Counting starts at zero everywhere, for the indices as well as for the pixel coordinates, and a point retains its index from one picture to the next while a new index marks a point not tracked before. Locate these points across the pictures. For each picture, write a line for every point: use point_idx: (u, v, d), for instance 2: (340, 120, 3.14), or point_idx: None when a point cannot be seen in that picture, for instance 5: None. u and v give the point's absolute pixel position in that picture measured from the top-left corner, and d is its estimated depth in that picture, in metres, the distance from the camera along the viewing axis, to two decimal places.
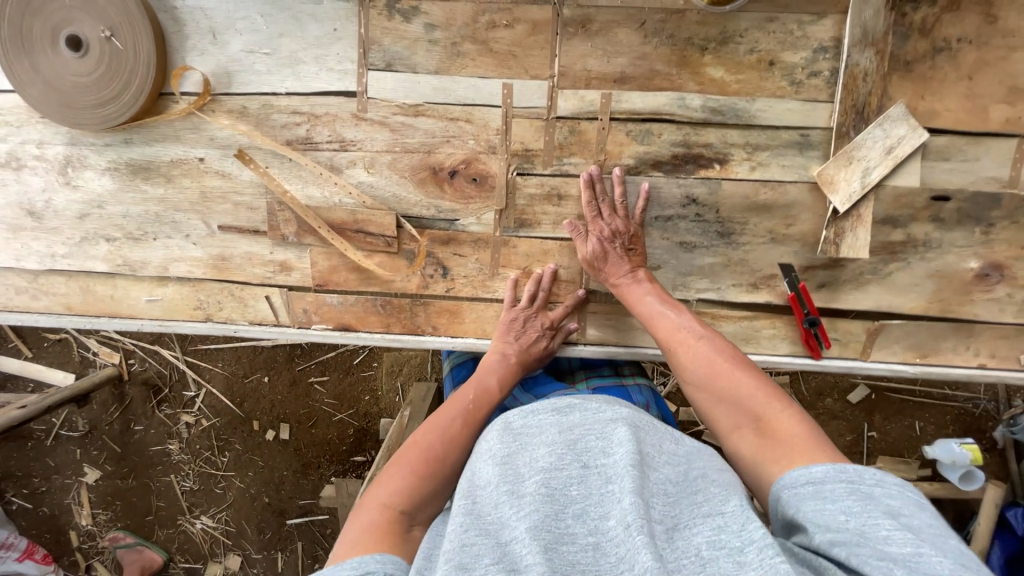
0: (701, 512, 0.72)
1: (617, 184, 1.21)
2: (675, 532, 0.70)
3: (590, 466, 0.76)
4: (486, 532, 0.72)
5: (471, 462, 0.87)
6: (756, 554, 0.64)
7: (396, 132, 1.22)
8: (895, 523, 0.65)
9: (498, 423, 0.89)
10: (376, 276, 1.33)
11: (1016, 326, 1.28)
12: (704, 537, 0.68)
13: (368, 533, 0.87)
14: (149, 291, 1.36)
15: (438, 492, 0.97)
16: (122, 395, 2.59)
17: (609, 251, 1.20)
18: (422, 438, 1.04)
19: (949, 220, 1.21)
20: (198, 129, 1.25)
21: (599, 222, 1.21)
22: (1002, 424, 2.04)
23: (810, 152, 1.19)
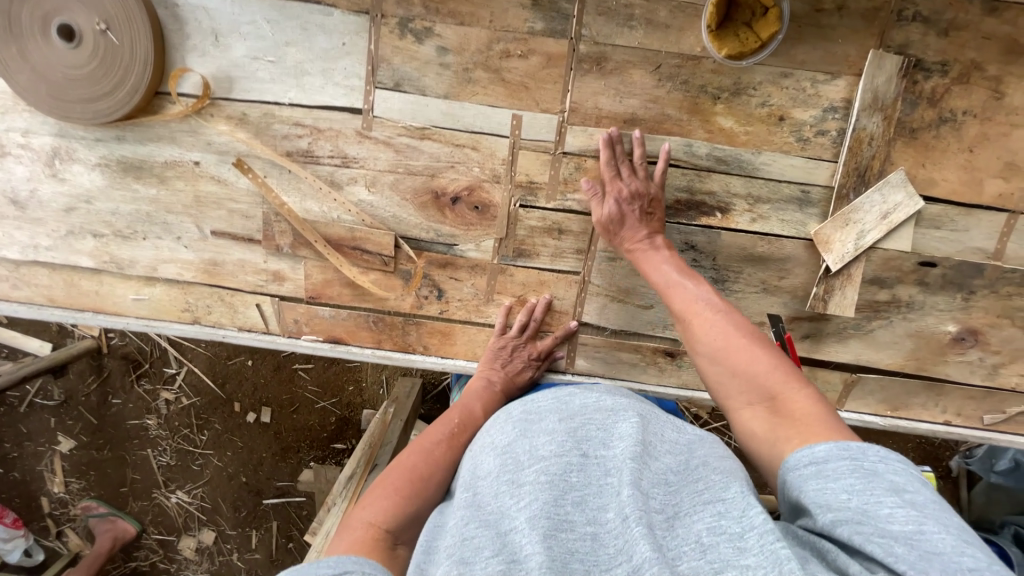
0: (702, 499, 0.76)
1: (637, 145, 1.16)
2: (677, 520, 0.74)
3: (587, 457, 0.83)
4: (487, 523, 0.77)
5: (477, 456, 0.95)
6: (757, 540, 0.67)
7: (400, 153, 1.20)
8: (899, 500, 0.66)
9: (504, 421, 0.99)
10: (370, 292, 1.32)
11: (983, 388, 1.34)
12: (705, 525, 0.72)
13: (352, 549, 0.84)
14: (136, 290, 1.34)
15: (422, 509, 0.97)
16: (101, 368, 2.56)
17: (626, 214, 1.15)
18: (406, 460, 1.04)
19: (934, 284, 1.25)
20: (195, 132, 1.21)
21: (618, 183, 1.16)
22: (960, 454, 2.19)
23: (810, 209, 1.21)
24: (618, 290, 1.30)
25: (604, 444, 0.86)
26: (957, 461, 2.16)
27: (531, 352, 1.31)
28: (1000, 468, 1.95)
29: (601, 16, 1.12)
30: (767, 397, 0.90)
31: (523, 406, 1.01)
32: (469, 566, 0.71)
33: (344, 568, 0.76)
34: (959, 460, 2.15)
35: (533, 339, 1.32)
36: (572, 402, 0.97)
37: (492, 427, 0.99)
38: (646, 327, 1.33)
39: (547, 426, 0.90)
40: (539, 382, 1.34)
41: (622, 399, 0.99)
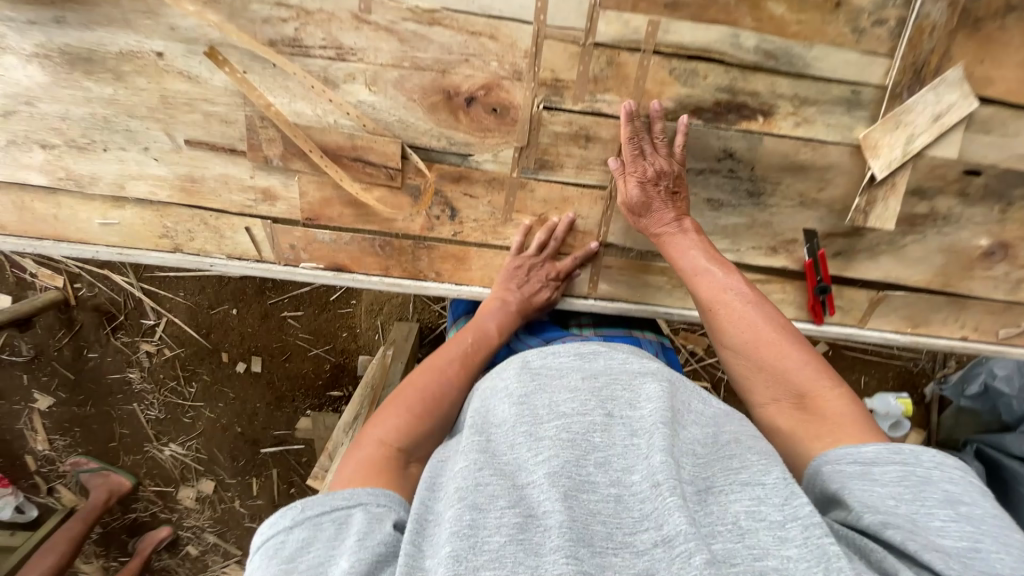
0: (738, 480, 0.69)
1: (654, 121, 1.08)
2: (710, 496, 0.68)
3: (614, 416, 0.74)
4: (501, 472, 0.70)
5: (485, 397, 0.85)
6: (801, 530, 0.62)
7: (405, 43, 1.03)
8: (953, 512, 0.64)
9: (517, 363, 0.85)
10: (375, 212, 1.18)
11: (1004, 302, 1.34)
12: (741, 507, 0.66)
13: (364, 469, 0.80)
14: (103, 213, 1.17)
15: (438, 430, 0.92)
16: (70, 321, 2.38)
17: (648, 194, 1.10)
18: (419, 380, 0.97)
19: (975, 195, 1.20)
20: (153, 13, 1.00)
21: (640, 162, 1.09)
22: (936, 381, 2.29)
23: (858, 112, 1.12)
24: None
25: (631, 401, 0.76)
26: (933, 387, 2.26)
27: (549, 273, 1.21)
28: (970, 392, 2.05)
29: None
30: (796, 394, 0.88)
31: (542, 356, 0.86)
32: (482, 515, 0.64)
33: (358, 500, 0.73)
34: (935, 386, 2.25)
35: (553, 260, 1.23)
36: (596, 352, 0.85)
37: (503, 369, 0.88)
38: None
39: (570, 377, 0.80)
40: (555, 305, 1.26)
41: (649, 362, 0.84)
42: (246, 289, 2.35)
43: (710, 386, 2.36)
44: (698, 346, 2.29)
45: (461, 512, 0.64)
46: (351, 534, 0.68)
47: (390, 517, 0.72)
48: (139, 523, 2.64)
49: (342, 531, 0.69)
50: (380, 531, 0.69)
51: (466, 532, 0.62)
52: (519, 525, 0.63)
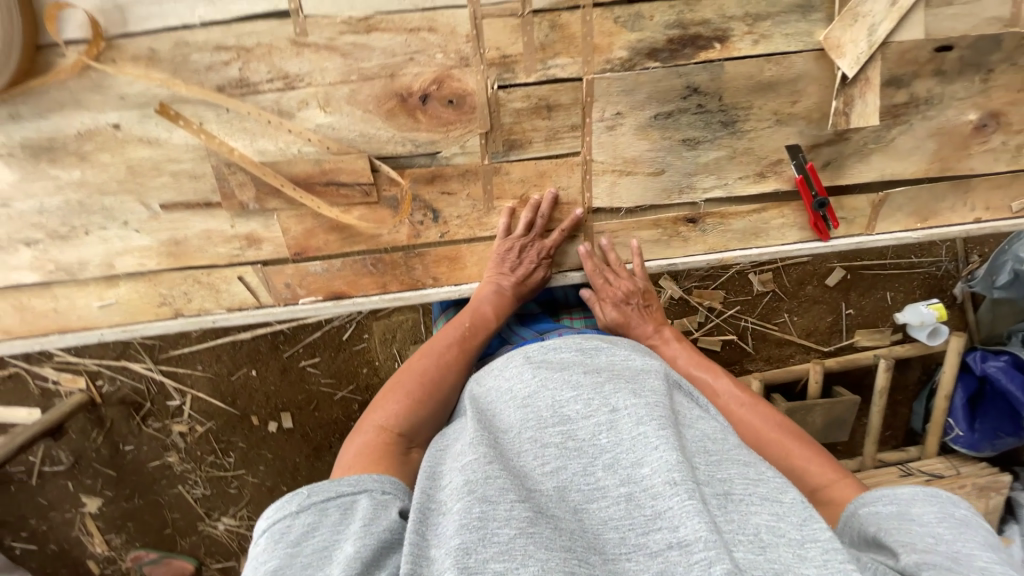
0: (758, 493, 0.78)
1: (608, 253, 1.25)
2: (731, 505, 0.76)
3: (616, 415, 0.82)
4: (511, 472, 0.76)
5: (491, 406, 0.92)
6: (819, 552, 0.69)
7: (349, 57, 1.03)
8: (991, 555, 0.67)
9: (521, 368, 0.96)
10: (359, 231, 1.18)
11: (1010, 173, 1.29)
12: (762, 521, 0.74)
13: (367, 452, 0.86)
14: (99, 295, 1.18)
15: (431, 416, 0.98)
16: (100, 419, 2.41)
17: (624, 313, 1.25)
18: (417, 365, 1.04)
19: (951, 71, 1.16)
20: (101, 87, 1.01)
21: (610, 288, 1.24)
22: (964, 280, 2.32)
23: (813, 15, 1.09)
24: (624, 161, 1.19)
25: (633, 399, 0.85)
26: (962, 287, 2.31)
27: (539, 254, 1.20)
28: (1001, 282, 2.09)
29: None
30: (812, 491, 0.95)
31: (542, 349, 1.01)
32: (493, 508, 0.69)
33: (363, 486, 0.76)
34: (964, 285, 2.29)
35: (542, 238, 1.21)
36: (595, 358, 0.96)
37: (506, 369, 0.97)
38: (663, 197, 1.23)
39: (575, 381, 0.89)
40: (548, 283, 1.26)
41: (652, 362, 0.99)
42: (260, 347, 2.37)
43: (736, 336, 2.50)
44: (714, 301, 2.47)
45: (472, 504, 0.69)
46: (355, 520, 0.70)
47: (395, 504, 0.75)
48: None
49: (348, 516, 0.71)
50: (386, 516, 0.72)
51: (475, 524, 0.67)
52: (529, 518, 0.70)
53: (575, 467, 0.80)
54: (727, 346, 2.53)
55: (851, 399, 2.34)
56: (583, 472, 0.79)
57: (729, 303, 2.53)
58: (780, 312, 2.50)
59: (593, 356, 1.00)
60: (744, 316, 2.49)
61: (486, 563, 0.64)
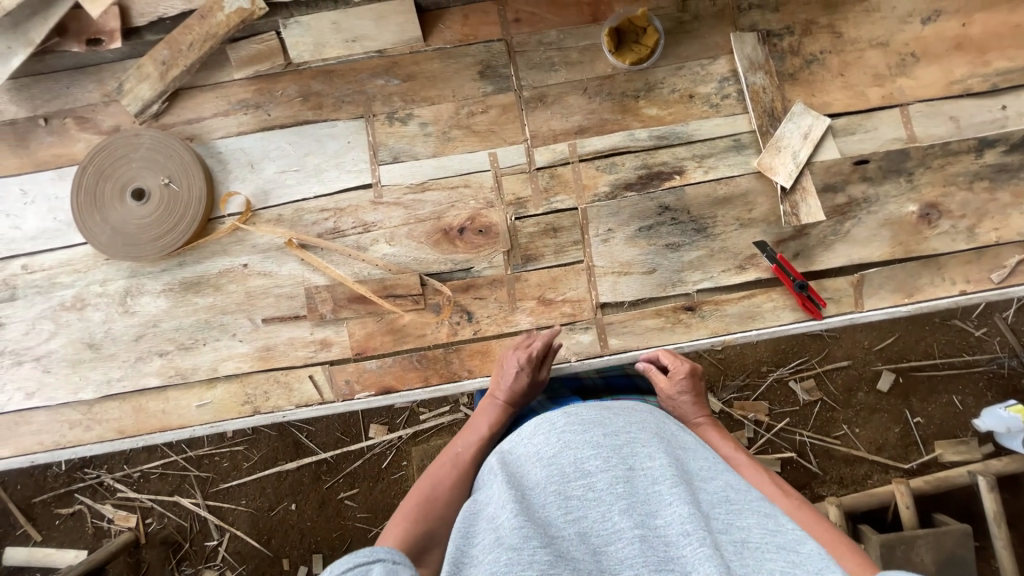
0: (774, 542, 0.81)
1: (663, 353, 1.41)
2: (745, 551, 0.78)
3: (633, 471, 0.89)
4: (534, 522, 0.83)
5: (519, 466, 0.99)
6: None
7: (410, 208, 1.46)
8: None
9: (544, 426, 1.02)
10: (409, 332, 1.45)
11: (974, 250, 1.45)
12: (777, 567, 0.76)
13: None
14: (199, 396, 1.45)
15: (432, 529, 1.00)
16: (138, 563, 2.66)
17: (689, 387, 1.33)
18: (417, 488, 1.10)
19: (877, 176, 1.45)
20: (241, 240, 1.46)
21: (677, 364, 1.34)
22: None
23: (745, 151, 1.47)
24: (620, 264, 1.47)
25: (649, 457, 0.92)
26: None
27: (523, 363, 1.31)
28: None
29: (532, 69, 1.49)
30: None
31: (565, 415, 1.03)
32: (517, 554, 0.76)
33: (376, 556, 0.84)
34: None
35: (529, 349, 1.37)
36: (614, 417, 1.02)
37: (533, 436, 1.02)
38: (659, 290, 1.46)
39: (594, 439, 0.95)
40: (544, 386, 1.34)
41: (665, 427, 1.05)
42: (303, 478, 2.67)
43: (795, 453, 2.52)
44: (759, 412, 2.55)
45: (499, 554, 0.77)
46: None
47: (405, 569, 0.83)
48: None
49: None
50: None
51: (503, 569, 0.74)
52: (549, 561, 0.76)
53: (594, 515, 0.85)
54: (790, 464, 2.53)
55: (959, 527, 2.07)
56: (603, 519, 0.85)
57: (776, 413, 2.56)
58: (837, 423, 2.54)
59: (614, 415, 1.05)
60: (798, 429, 2.54)
61: None
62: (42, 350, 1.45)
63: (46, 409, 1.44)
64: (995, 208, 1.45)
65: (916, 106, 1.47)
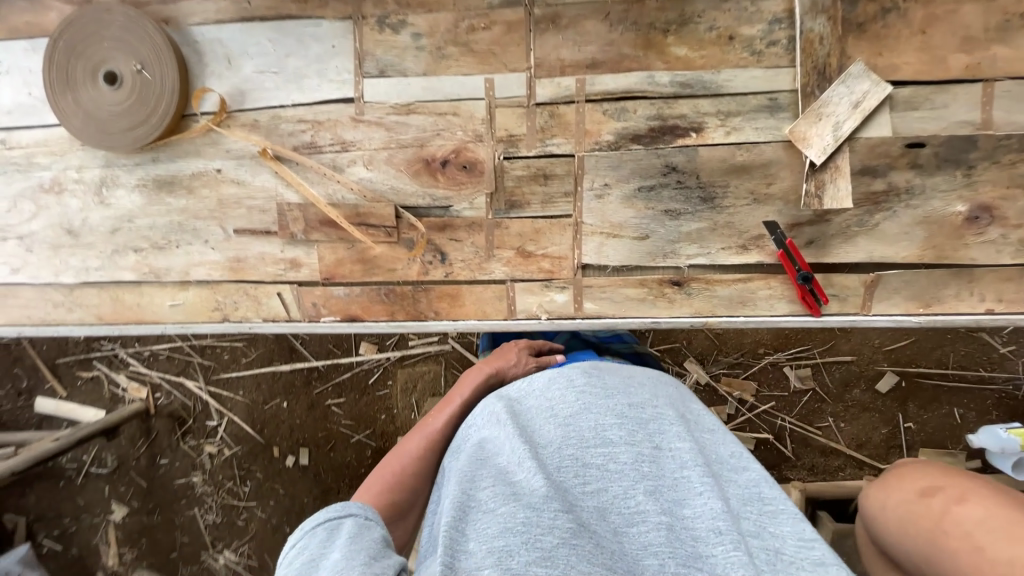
0: (811, 558, 0.79)
1: None
2: (781, 563, 0.79)
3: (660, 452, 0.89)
4: (556, 485, 0.85)
5: (530, 420, 0.99)
6: None
7: (391, 131, 1.34)
8: None
9: (563, 382, 1.03)
10: (379, 264, 1.40)
11: (1018, 267, 1.27)
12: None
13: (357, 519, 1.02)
14: (172, 296, 1.47)
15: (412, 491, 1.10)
16: (149, 429, 2.92)
17: None
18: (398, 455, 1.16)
19: (929, 165, 1.24)
20: (216, 143, 1.39)
21: None
22: None
23: (780, 113, 1.26)
24: (611, 225, 1.34)
25: (678, 439, 0.92)
26: None
27: (524, 360, 1.44)
28: None
29: None
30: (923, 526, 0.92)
31: (585, 376, 1.03)
32: (538, 516, 0.79)
33: (349, 511, 0.92)
34: None
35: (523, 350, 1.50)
36: (638, 388, 1.02)
37: (548, 389, 1.02)
38: (647, 259, 1.35)
39: (618, 410, 0.95)
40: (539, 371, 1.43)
41: (671, 395, 1.06)
42: (296, 381, 2.83)
43: (771, 436, 2.50)
44: (745, 392, 2.50)
45: (517, 511, 0.80)
46: (344, 535, 0.87)
47: (377, 527, 0.91)
48: None
49: (334, 533, 0.87)
50: (370, 533, 0.88)
51: (521, 529, 0.78)
52: (571, 530, 0.79)
53: (615, 489, 0.86)
54: (764, 445, 2.52)
55: None
56: (625, 494, 0.85)
57: (763, 396, 2.51)
58: (823, 415, 2.48)
59: (636, 385, 1.04)
60: (781, 413, 2.50)
61: (528, 565, 0.74)
62: (25, 230, 1.46)
63: (32, 287, 1.49)
64: None
65: (1005, 83, 1.21)
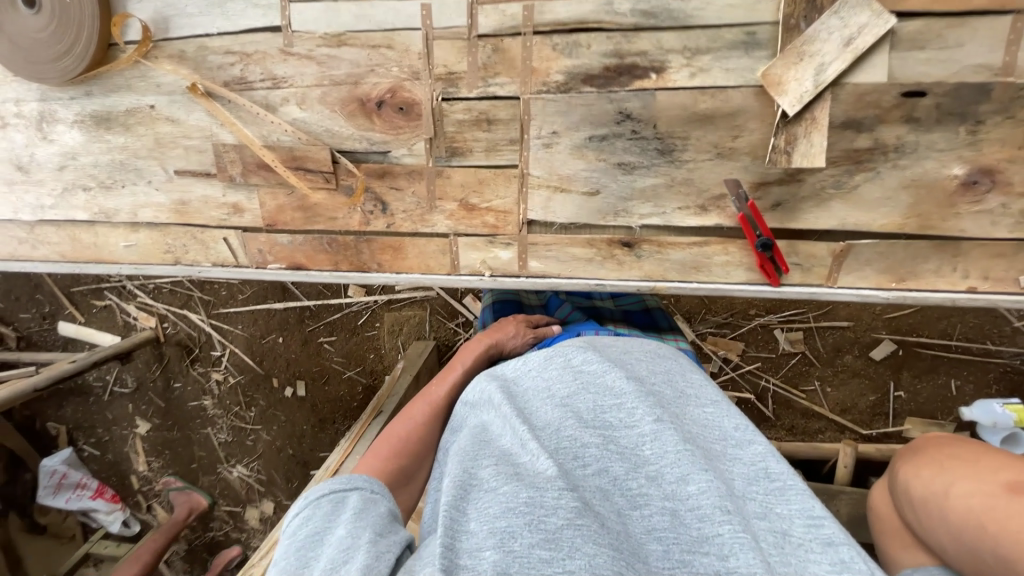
0: (819, 538, 0.77)
1: None
2: (789, 546, 0.76)
3: (661, 427, 0.89)
4: (560, 466, 0.85)
5: (527, 401, 1.01)
6: None
7: (322, 65, 1.23)
8: None
9: (561, 363, 1.07)
10: (319, 212, 1.36)
11: (1015, 242, 1.12)
12: (821, 570, 0.72)
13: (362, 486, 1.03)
14: (126, 237, 1.48)
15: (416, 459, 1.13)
16: (161, 355, 3.12)
17: None
18: (399, 426, 1.18)
19: (927, 119, 1.06)
20: (145, 76, 1.31)
21: None
22: None
23: (757, 52, 1.08)
24: (559, 178, 1.23)
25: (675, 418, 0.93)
26: None
27: (523, 332, 1.46)
28: None
29: None
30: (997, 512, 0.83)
31: (581, 352, 1.08)
32: (541, 497, 0.79)
33: (355, 485, 0.97)
34: None
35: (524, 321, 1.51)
36: (634, 365, 1.05)
37: (545, 369, 1.06)
38: (596, 217, 1.25)
39: (616, 390, 0.98)
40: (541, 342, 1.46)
41: (669, 371, 1.07)
42: (289, 319, 2.93)
43: (753, 395, 2.46)
44: (731, 352, 2.44)
45: (520, 491, 0.80)
46: (350, 508, 0.91)
47: (383, 503, 0.95)
48: (216, 541, 3.30)
49: (340, 506, 0.92)
50: (376, 509, 0.93)
51: (523, 510, 0.77)
52: (577, 509, 0.77)
53: (617, 470, 0.87)
54: (745, 404, 2.48)
55: None
56: (626, 475, 0.86)
57: (750, 357, 2.44)
58: (810, 379, 2.41)
59: (634, 365, 1.06)
60: (766, 374, 2.44)
61: (532, 548, 0.72)
62: None
63: None
64: None
65: None
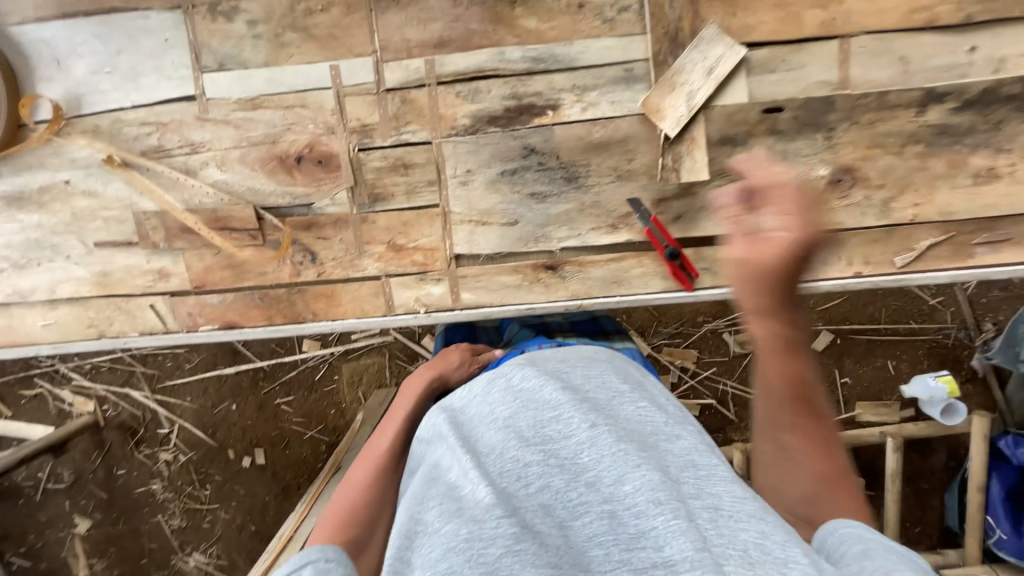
0: (745, 511, 0.80)
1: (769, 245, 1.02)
2: (720, 520, 0.79)
3: (596, 431, 0.90)
4: (501, 492, 0.84)
5: (473, 428, 0.98)
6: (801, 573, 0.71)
7: (239, 128, 1.28)
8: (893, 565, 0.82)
9: (502, 382, 1.04)
10: (248, 269, 1.36)
11: (884, 228, 1.26)
12: (750, 537, 0.76)
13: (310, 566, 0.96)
14: (44, 316, 1.41)
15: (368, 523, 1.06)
16: (102, 442, 2.87)
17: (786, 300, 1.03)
18: (344, 493, 1.13)
19: (788, 130, 1.21)
20: (59, 153, 1.32)
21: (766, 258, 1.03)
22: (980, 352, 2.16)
23: (636, 84, 1.22)
24: (479, 213, 1.31)
25: (610, 420, 0.93)
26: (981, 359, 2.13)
27: (468, 361, 1.46)
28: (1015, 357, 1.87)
29: None
30: None
31: (521, 370, 1.03)
32: (480, 529, 0.79)
33: (306, 558, 0.91)
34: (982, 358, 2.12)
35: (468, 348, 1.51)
36: (572, 372, 1.04)
37: (488, 394, 1.02)
38: (519, 245, 1.32)
39: (554, 400, 0.96)
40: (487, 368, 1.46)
41: (609, 370, 1.06)
42: (241, 382, 2.81)
43: (714, 400, 2.52)
44: (686, 360, 2.51)
45: (460, 526, 0.80)
46: None
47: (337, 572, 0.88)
48: None
49: None
50: None
51: (462, 545, 0.77)
52: (515, 534, 0.78)
53: (558, 484, 0.87)
54: (709, 410, 2.54)
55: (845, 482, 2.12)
56: (567, 487, 0.86)
57: (704, 363, 2.51)
58: None
59: (574, 372, 1.04)
60: (723, 378, 2.52)
61: None
62: None
63: None
64: (922, 179, 1.23)
65: (860, 38, 1.18)
